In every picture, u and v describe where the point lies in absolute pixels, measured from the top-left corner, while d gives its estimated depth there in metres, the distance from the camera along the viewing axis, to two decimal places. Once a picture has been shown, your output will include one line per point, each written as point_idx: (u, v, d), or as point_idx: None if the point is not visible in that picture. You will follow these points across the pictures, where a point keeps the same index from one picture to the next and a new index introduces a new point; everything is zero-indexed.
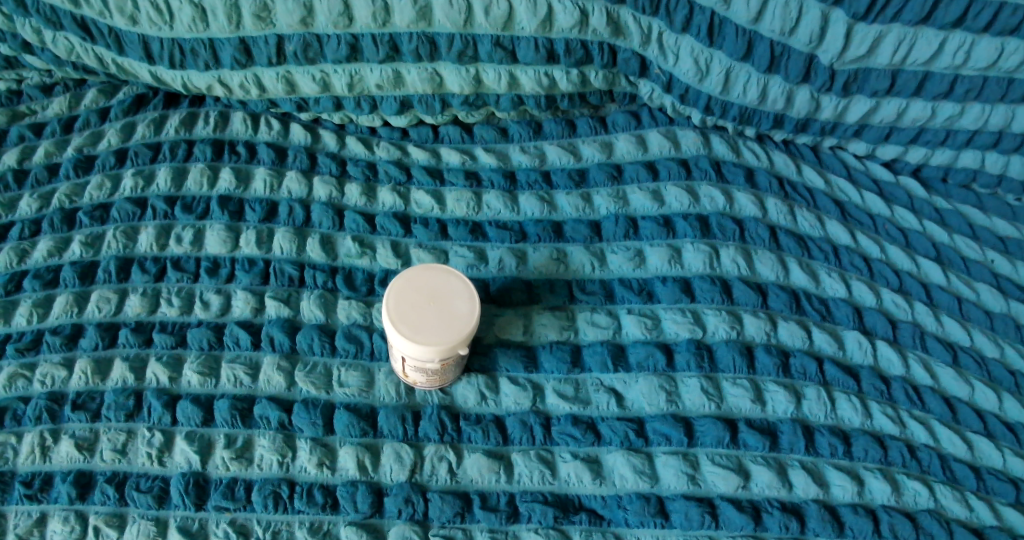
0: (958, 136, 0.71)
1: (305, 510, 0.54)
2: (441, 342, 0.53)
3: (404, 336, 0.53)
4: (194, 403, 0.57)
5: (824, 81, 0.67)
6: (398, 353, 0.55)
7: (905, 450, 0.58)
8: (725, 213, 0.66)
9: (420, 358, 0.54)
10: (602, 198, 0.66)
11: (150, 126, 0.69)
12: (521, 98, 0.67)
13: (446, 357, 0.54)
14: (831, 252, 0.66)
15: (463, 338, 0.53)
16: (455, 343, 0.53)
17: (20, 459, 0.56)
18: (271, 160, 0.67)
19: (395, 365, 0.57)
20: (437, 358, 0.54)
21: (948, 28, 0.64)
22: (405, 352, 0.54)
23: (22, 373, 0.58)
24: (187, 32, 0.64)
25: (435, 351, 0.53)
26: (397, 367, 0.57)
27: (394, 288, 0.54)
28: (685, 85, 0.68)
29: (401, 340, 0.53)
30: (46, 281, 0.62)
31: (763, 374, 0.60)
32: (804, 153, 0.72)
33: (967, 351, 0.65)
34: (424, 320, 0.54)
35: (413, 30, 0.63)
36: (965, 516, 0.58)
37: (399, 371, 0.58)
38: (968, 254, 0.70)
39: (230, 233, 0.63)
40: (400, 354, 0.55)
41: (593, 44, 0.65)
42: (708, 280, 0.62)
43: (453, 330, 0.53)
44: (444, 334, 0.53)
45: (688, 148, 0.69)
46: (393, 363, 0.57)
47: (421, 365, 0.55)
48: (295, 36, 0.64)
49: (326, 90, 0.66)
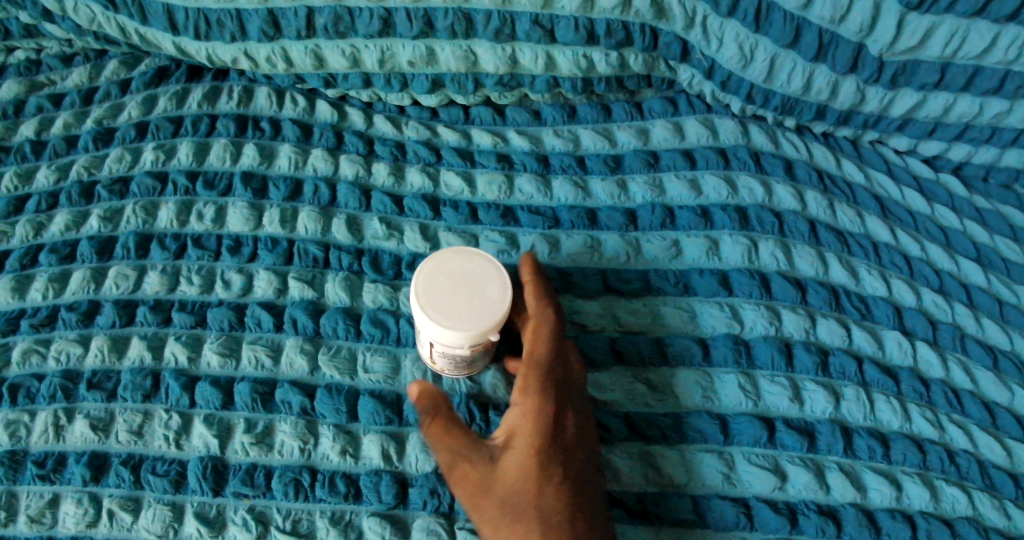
0: (1004, 134, 0.68)
1: (327, 499, 0.52)
2: (473, 328, 0.51)
3: (433, 322, 0.51)
4: (214, 385, 0.55)
5: (871, 73, 0.64)
6: (423, 336, 0.53)
7: (944, 455, 0.57)
8: (764, 206, 0.64)
9: (446, 343, 0.52)
10: (637, 185, 0.64)
11: (172, 99, 0.67)
12: (556, 80, 0.65)
13: (473, 346, 0.52)
14: (870, 249, 0.64)
15: (495, 324, 0.51)
16: (487, 330, 0.51)
17: (33, 438, 0.54)
18: (296, 137, 0.65)
19: (421, 349, 0.55)
20: (463, 346, 0.52)
21: (1002, 22, 0.62)
22: (433, 338, 0.52)
23: (36, 349, 0.56)
24: (214, 2, 0.62)
25: (463, 339, 0.51)
26: (425, 352, 0.55)
27: (426, 272, 0.52)
28: (727, 72, 0.65)
29: (428, 325, 0.52)
30: (63, 256, 0.60)
31: (801, 372, 0.58)
32: (843, 146, 0.70)
33: (1006, 355, 0.63)
34: (454, 304, 0.52)
35: (449, 6, 0.61)
36: (1003, 524, 0.56)
37: (425, 355, 0.56)
38: (1009, 256, 0.68)
39: (254, 211, 0.61)
40: (427, 340, 0.53)
41: (634, 25, 0.63)
42: (747, 274, 0.60)
43: (482, 318, 0.51)
44: (472, 323, 0.51)
45: (727, 137, 0.67)
46: (421, 349, 0.55)
47: (446, 351, 0.53)
48: (326, 9, 0.61)
49: (355, 67, 0.64)
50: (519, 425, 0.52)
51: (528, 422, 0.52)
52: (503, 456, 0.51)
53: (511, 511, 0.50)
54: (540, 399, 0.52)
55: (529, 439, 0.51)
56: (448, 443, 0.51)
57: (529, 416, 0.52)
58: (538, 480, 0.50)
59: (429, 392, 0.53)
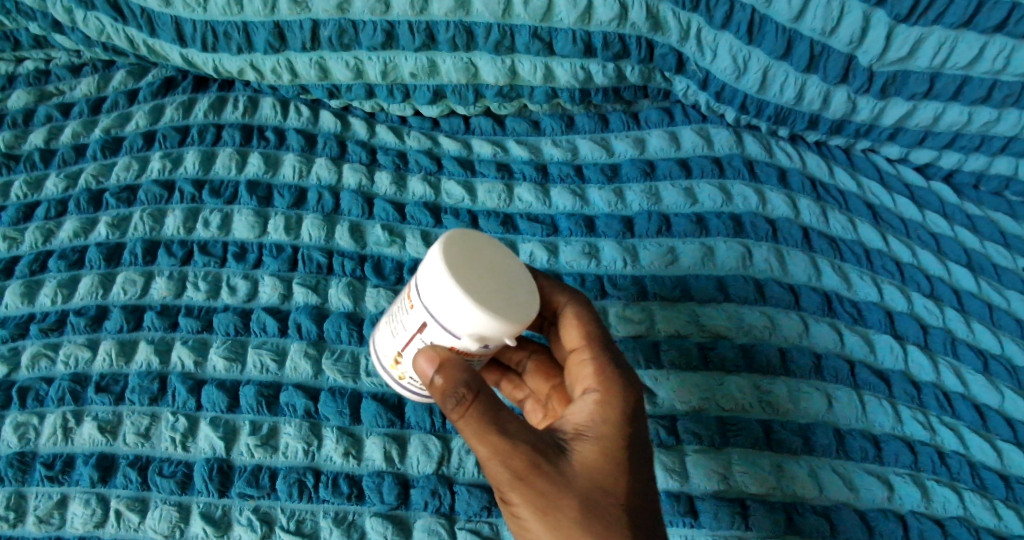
0: (993, 142, 0.70)
1: (331, 500, 0.54)
2: (497, 319, 0.45)
3: (457, 297, 0.45)
4: (220, 388, 0.56)
5: (862, 83, 0.66)
6: (428, 315, 0.47)
7: (935, 456, 0.58)
8: (758, 213, 0.65)
9: (460, 327, 0.46)
10: (634, 193, 0.65)
11: (179, 108, 0.68)
12: (555, 91, 0.67)
13: (491, 337, 0.46)
14: (862, 255, 0.65)
15: (517, 324, 0.46)
16: (508, 326, 0.46)
17: (42, 440, 0.55)
18: (301, 146, 0.66)
19: (408, 334, 0.48)
20: (481, 335, 0.46)
21: (988, 33, 0.64)
22: (445, 317, 0.46)
23: (45, 353, 0.58)
24: (221, 14, 0.64)
25: (487, 325, 0.46)
26: (414, 338, 0.48)
27: (450, 241, 0.47)
28: (722, 83, 0.67)
29: (450, 301, 0.45)
30: (72, 262, 0.61)
31: (794, 375, 0.59)
32: (837, 155, 0.72)
33: (997, 359, 0.64)
34: (482, 287, 0.46)
35: (451, 19, 0.63)
36: (994, 524, 0.57)
37: (410, 342, 0.49)
38: (999, 262, 0.70)
39: (259, 218, 0.63)
40: (432, 320, 0.47)
41: (631, 38, 0.65)
42: (741, 280, 0.62)
43: (515, 306, 0.46)
44: (504, 309, 0.46)
45: (721, 147, 0.68)
46: (407, 337, 0.48)
47: (452, 338, 0.47)
48: (331, 22, 0.63)
49: (359, 78, 0.66)
50: (595, 413, 0.48)
51: (606, 407, 0.48)
52: (579, 447, 0.47)
53: (595, 508, 0.46)
54: (617, 382, 0.49)
55: (611, 426, 0.48)
56: (513, 432, 0.45)
57: (606, 401, 0.48)
58: (620, 470, 0.47)
59: (462, 371, 0.46)
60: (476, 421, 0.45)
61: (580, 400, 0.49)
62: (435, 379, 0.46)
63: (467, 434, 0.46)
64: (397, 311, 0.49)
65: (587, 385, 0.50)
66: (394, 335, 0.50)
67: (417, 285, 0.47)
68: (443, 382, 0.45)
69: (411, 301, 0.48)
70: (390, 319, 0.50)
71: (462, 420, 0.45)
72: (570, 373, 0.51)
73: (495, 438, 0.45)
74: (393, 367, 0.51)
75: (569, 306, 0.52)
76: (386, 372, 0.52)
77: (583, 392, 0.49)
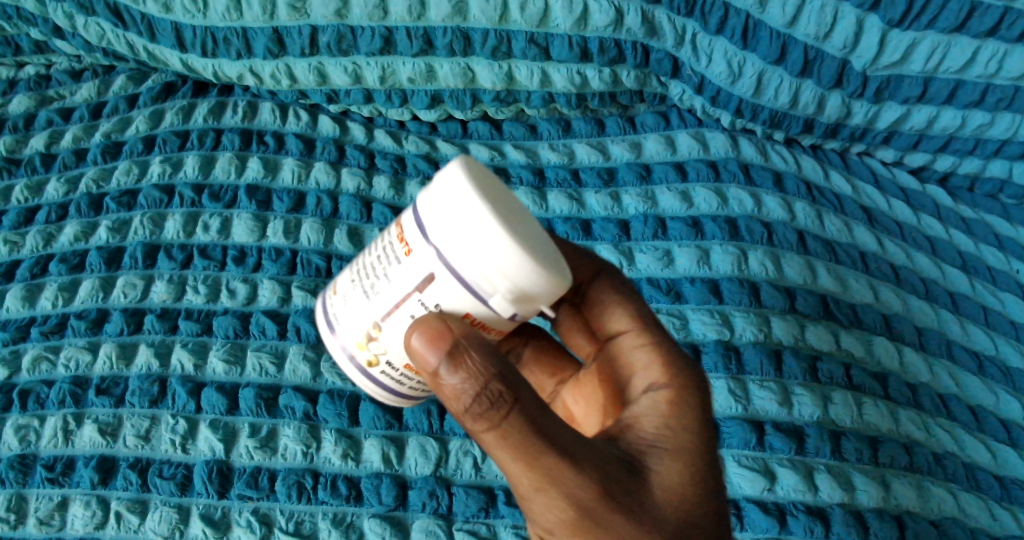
0: (987, 145, 0.71)
1: (329, 501, 0.54)
2: (533, 272, 0.39)
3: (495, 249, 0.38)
4: (219, 391, 0.57)
5: (856, 87, 0.67)
6: (442, 269, 0.39)
7: (930, 457, 0.58)
8: (754, 216, 0.65)
9: (493, 285, 0.39)
10: (631, 197, 0.66)
11: (179, 113, 0.69)
12: (552, 96, 0.68)
13: (525, 303, 0.40)
14: (857, 258, 0.65)
15: (551, 282, 0.40)
16: (542, 284, 0.39)
17: (43, 442, 0.55)
18: (299, 151, 0.67)
19: (401, 294, 0.40)
20: (517, 297, 0.39)
21: (981, 37, 0.64)
22: (474, 272, 0.39)
23: (46, 356, 0.58)
24: (221, 20, 0.64)
25: (528, 284, 0.39)
26: (410, 300, 0.40)
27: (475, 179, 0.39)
28: (717, 88, 0.68)
29: (485, 252, 0.38)
30: (72, 266, 0.62)
31: (789, 377, 0.59)
32: (832, 159, 0.72)
33: (992, 361, 0.65)
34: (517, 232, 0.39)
35: (448, 24, 0.63)
36: (989, 525, 0.58)
37: (402, 306, 0.40)
38: (994, 264, 0.70)
39: (258, 222, 0.63)
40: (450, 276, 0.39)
41: (626, 43, 0.65)
42: (736, 283, 0.62)
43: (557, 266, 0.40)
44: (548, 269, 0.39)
45: (717, 151, 0.69)
46: (399, 299, 0.40)
47: (477, 299, 0.39)
48: (330, 27, 0.64)
49: (357, 83, 0.66)
50: (667, 422, 0.42)
51: (679, 406, 0.42)
52: (657, 462, 0.41)
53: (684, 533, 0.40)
54: (687, 377, 0.43)
55: (689, 434, 0.42)
56: (573, 449, 0.38)
57: (678, 399, 0.42)
58: (700, 483, 0.41)
59: (478, 350, 0.38)
60: (527, 438, 0.38)
61: (647, 406, 0.43)
62: (448, 383, 0.38)
63: (513, 456, 0.38)
64: (379, 266, 0.41)
65: (652, 383, 0.44)
66: (374, 300, 0.41)
67: (429, 232, 0.39)
68: (463, 379, 0.38)
69: (411, 251, 0.40)
70: (365, 278, 0.42)
71: (507, 435, 0.38)
72: (623, 368, 0.46)
73: (555, 459, 0.38)
74: (364, 345, 0.42)
75: (608, 281, 0.49)
76: (351, 356, 0.43)
77: (647, 391, 0.44)
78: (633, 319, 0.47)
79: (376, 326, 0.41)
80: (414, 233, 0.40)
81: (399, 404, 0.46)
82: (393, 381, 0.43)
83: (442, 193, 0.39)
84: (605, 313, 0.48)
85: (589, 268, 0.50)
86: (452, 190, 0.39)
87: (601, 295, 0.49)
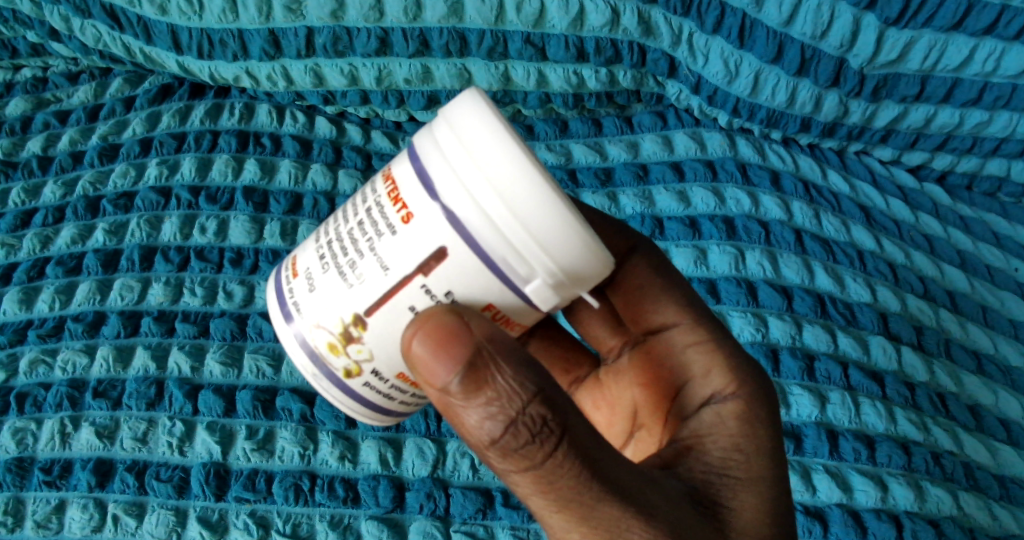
0: (985, 144, 0.70)
1: (326, 503, 0.54)
2: (577, 252, 0.38)
3: (529, 230, 0.37)
4: (216, 393, 0.56)
5: (853, 86, 0.66)
6: (468, 253, 0.37)
7: (928, 457, 0.58)
8: (751, 216, 0.65)
9: (529, 267, 0.38)
10: (628, 197, 0.66)
11: (176, 115, 0.69)
12: (548, 96, 0.67)
13: (561, 282, 0.39)
14: (855, 257, 0.65)
15: (594, 263, 0.39)
16: (584, 265, 0.38)
17: (40, 445, 0.55)
18: (296, 152, 0.67)
19: (406, 283, 0.38)
20: (553, 278, 0.38)
21: (978, 35, 0.64)
22: (505, 254, 0.37)
23: (43, 359, 0.58)
24: (217, 22, 0.64)
25: (565, 264, 0.38)
26: (410, 288, 0.38)
27: (502, 150, 0.37)
28: (714, 87, 0.67)
29: (522, 234, 0.37)
30: (69, 269, 0.62)
31: (788, 377, 0.59)
32: (829, 158, 0.72)
33: (990, 359, 0.65)
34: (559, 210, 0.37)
35: (444, 25, 0.63)
36: (987, 523, 0.58)
37: (399, 296, 0.39)
38: (992, 263, 0.70)
39: (255, 224, 0.63)
40: (469, 260, 0.38)
41: (622, 43, 0.65)
42: (734, 283, 0.62)
43: (597, 236, 0.39)
44: (588, 244, 0.38)
45: (714, 150, 0.69)
46: (409, 288, 0.38)
47: (505, 283, 0.38)
48: (326, 29, 0.63)
49: (353, 84, 0.66)
50: (734, 436, 0.44)
51: (746, 420, 0.45)
52: (729, 479, 0.43)
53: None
54: (752, 386, 0.46)
55: (757, 447, 0.44)
56: (632, 491, 0.38)
57: (745, 412, 0.45)
58: (775, 504, 0.43)
59: (506, 363, 0.37)
60: (581, 485, 0.37)
61: (713, 417, 0.45)
62: (472, 415, 0.37)
63: (559, 503, 0.38)
64: (371, 250, 0.39)
65: (715, 392, 0.46)
66: (362, 290, 0.39)
67: (454, 227, 0.37)
68: (491, 406, 0.37)
69: (416, 234, 0.38)
70: (350, 265, 0.39)
71: (554, 482, 0.37)
72: (680, 372, 0.49)
73: (614, 507, 0.37)
74: (343, 351, 0.40)
75: (650, 272, 0.51)
76: (326, 362, 0.41)
77: (712, 402, 0.46)
78: (684, 312, 0.49)
79: (360, 324, 0.39)
80: (423, 213, 0.37)
81: (375, 422, 0.45)
82: (379, 396, 0.42)
83: (463, 168, 0.37)
84: (652, 306, 0.50)
85: (622, 244, 0.51)
86: (477, 164, 0.37)
87: (646, 285, 0.51)
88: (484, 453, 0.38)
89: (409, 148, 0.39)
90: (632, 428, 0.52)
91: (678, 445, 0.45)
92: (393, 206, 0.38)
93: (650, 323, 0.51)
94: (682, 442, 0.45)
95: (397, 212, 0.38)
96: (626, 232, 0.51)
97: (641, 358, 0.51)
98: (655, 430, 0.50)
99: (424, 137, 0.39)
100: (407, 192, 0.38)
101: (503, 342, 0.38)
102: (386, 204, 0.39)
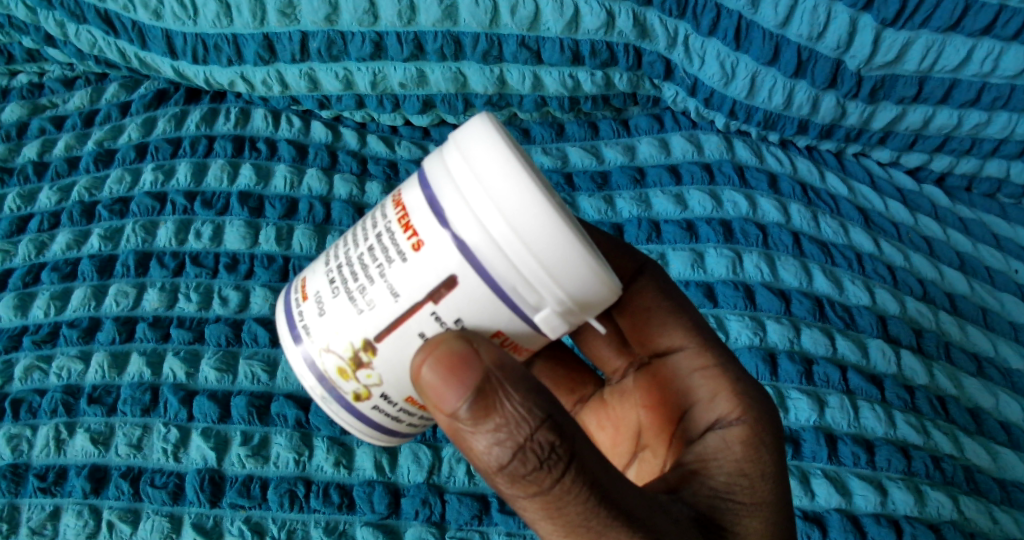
0: (984, 145, 0.70)
1: (321, 509, 0.54)
2: (586, 281, 0.38)
3: (539, 261, 0.37)
4: (211, 399, 0.56)
5: (850, 88, 0.66)
6: (478, 281, 0.37)
7: (928, 461, 0.58)
8: (749, 218, 0.65)
9: (538, 296, 0.38)
10: (625, 200, 0.66)
11: (171, 120, 0.69)
12: (544, 100, 0.67)
13: (569, 310, 0.39)
14: (854, 259, 0.65)
15: (603, 291, 0.39)
16: (593, 294, 0.39)
17: (34, 452, 0.55)
18: (292, 157, 0.67)
19: (418, 310, 0.38)
20: (562, 306, 0.38)
21: (976, 35, 0.64)
22: (515, 284, 0.37)
23: (38, 365, 0.58)
24: (211, 27, 0.64)
25: (574, 293, 0.38)
26: (419, 315, 0.38)
27: (514, 181, 0.37)
28: (710, 89, 0.67)
29: (532, 263, 0.37)
30: (64, 274, 0.62)
31: (786, 381, 0.59)
32: (827, 160, 0.72)
33: (991, 362, 0.65)
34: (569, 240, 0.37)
35: (438, 29, 0.63)
36: (988, 528, 0.57)
37: (408, 323, 0.39)
38: (992, 264, 0.70)
39: (250, 229, 0.63)
40: (478, 289, 0.38)
41: (618, 45, 0.65)
42: (731, 286, 0.61)
43: (605, 264, 0.39)
44: (596, 273, 0.38)
45: (712, 152, 0.69)
46: (420, 316, 0.38)
47: (514, 311, 0.38)
48: (320, 33, 0.63)
49: (348, 89, 0.66)
50: (742, 460, 0.44)
51: (752, 445, 0.44)
52: (736, 504, 0.42)
53: None
54: (758, 410, 0.45)
55: (762, 472, 0.43)
56: (640, 517, 0.37)
57: (751, 437, 0.44)
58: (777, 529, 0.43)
59: (515, 390, 0.37)
60: (589, 511, 0.37)
61: (719, 439, 0.45)
62: (481, 440, 0.37)
63: (567, 528, 0.37)
64: (381, 278, 0.38)
65: (720, 418, 0.46)
66: (372, 316, 0.39)
67: (464, 256, 0.37)
68: (500, 432, 0.36)
69: (427, 263, 0.37)
70: (360, 291, 0.39)
71: (561, 507, 0.37)
72: (686, 396, 0.48)
73: (621, 532, 0.37)
74: (352, 376, 0.40)
75: (657, 295, 0.51)
76: (336, 386, 0.41)
77: (718, 428, 0.45)
78: (690, 337, 0.49)
79: (369, 349, 0.39)
80: (433, 242, 0.37)
81: (380, 442, 0.44)
82: (387, 419, 0.42)
83: (476, 199, 0.37)
84: (659, 330, 0.50)
85: (631, 265, 0.51)
86: (489, 195, 0.37)
87: (654, 308, 0.51)
88: (492, 478, 0.38)
89: (421, 176, 0.39)
90: (636, 448, 0.52)
91: (683, 468, 0.44)
92: (404, 235, 0.38)
93: (657, 346, 0.50)
94: (687, 465, 0.44)
95: (408, 240, 0.38)
96: (634, 254, 0.51)
97: (647, 380, 0.51)
98: (658, 452, 0.50)
99: (436, 163, 0.39)
100: (418, 220, 0.38)
101: (511, 369, 0.37)
102: (397, 231, 0.39)
